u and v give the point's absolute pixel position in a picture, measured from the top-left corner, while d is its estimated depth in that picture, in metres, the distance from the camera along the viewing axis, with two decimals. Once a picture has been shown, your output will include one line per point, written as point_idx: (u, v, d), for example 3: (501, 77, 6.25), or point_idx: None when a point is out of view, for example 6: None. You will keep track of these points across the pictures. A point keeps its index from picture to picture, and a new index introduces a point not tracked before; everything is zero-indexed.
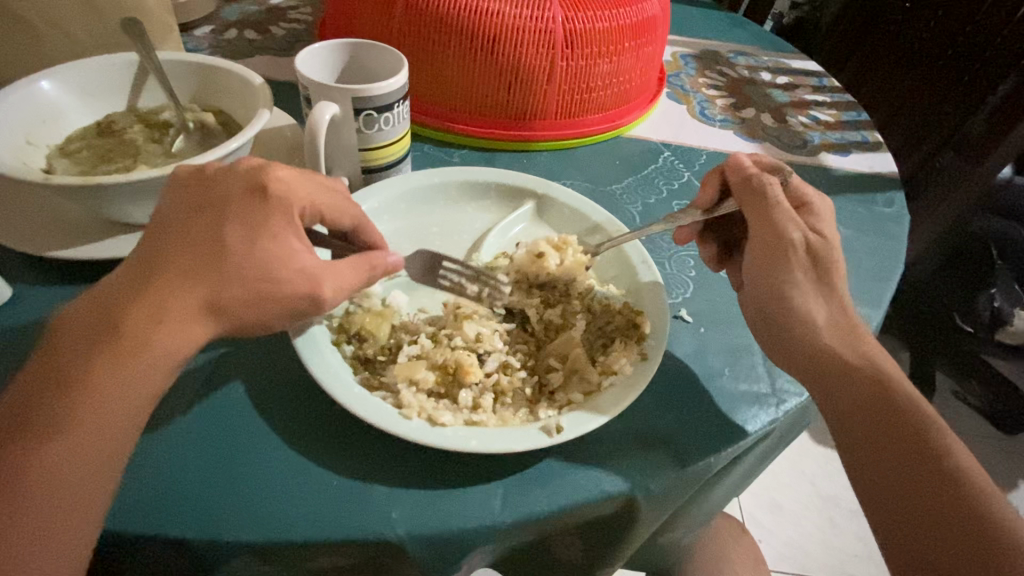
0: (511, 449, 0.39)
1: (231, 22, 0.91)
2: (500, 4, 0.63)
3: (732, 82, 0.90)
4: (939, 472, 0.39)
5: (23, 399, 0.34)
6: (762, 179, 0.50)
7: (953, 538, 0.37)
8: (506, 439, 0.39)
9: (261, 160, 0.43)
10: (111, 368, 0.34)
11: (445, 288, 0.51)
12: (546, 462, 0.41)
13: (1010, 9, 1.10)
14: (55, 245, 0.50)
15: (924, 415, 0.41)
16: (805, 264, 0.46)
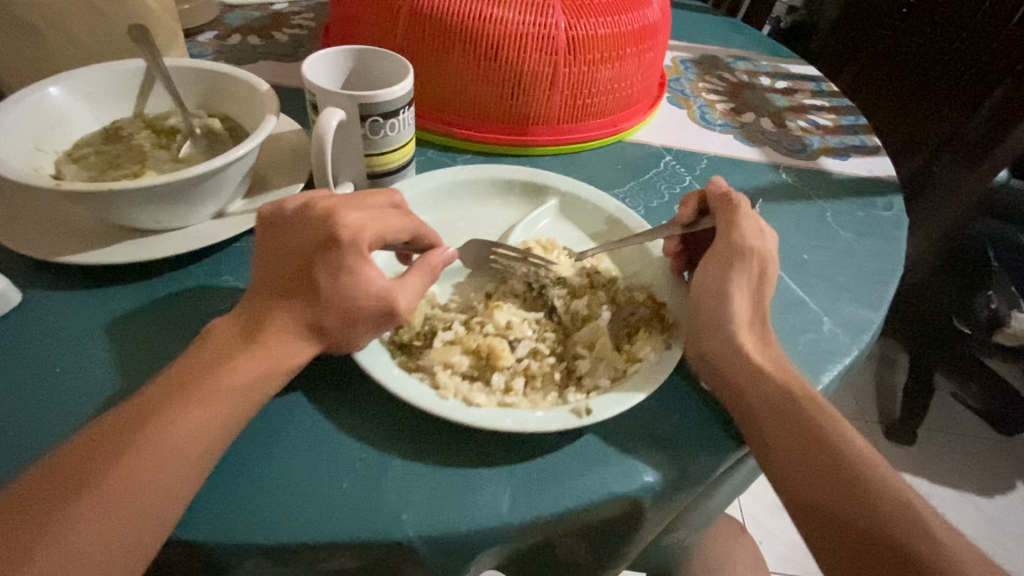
0: (545, 429, 0.40)
1: (234, 28, 0.92)
2: (503, 10, 0.64)
3: (732, 87, 0.91)
4: (861, 481, 0.39)
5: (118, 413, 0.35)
6: (736, 196, 0.53)
7: (884, 548, 0.37)
8: (540, 420, 0.41)
9: (314, 204, 0.45)
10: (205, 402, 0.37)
11: (483, 266, 0.54)
12: (592, 438, 0.43)
13: (1006, 13, 1.12)
14: (63, 250, 0.51)
15: (839, 426, 0.42)
16: (755, 278, 0.49)
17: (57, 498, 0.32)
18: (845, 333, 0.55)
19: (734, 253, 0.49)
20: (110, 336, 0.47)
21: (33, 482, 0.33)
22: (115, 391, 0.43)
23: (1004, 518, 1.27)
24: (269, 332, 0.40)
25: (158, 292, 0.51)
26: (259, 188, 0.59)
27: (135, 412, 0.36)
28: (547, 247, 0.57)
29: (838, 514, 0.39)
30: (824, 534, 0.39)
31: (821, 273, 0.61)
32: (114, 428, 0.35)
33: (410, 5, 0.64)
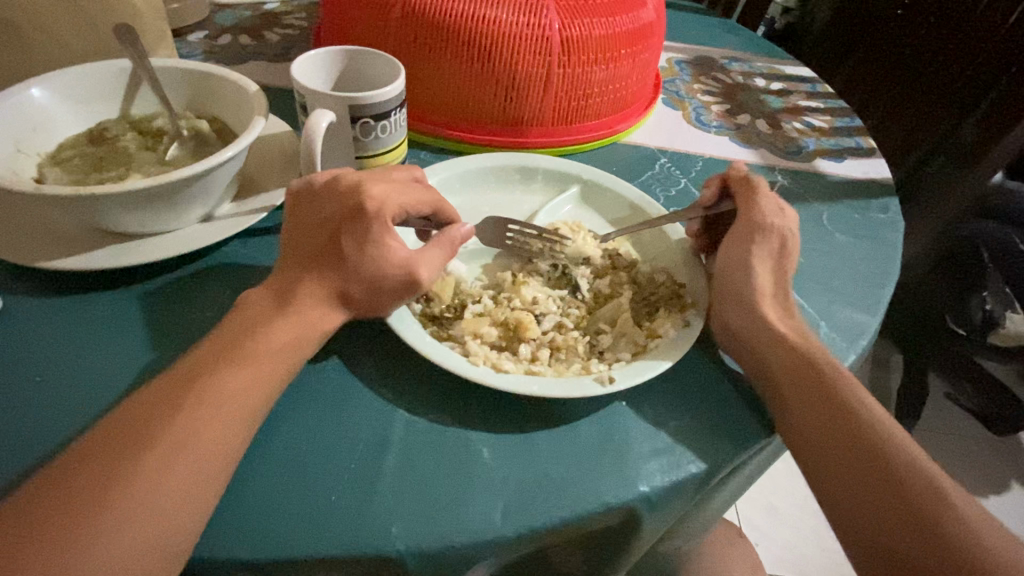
0: (568, 395, 0.42)
1: (225, 27, 0.91)
2: (496, 11, 0.63)
3: (727, 88, 0.91)
4: (902, 481, 0.39)
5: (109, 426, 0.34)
6: (755, 176, 0.55)
7: (929, 551, 0.36)
8: (565, 386, 0.42)
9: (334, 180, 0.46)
10: (189, 420, 0.35)
11: (499, 243, 0.55)
12: (618, 407, 0.45)
13: (1001, 15, 1.12)
14: (46, 255, 0.49)
15: (881, 425, 0.41)
16: (775, 249, 0.52)
17: (68, 512, 0.31)
18: (842, 337, 0.54)
19: (758, 236, 0.52)
20: (93, 343, 0.46)
21: (41, 495, 0.32)
22: (98, 400, 0.42)
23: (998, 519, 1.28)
24: (254, 338, 0.39)
25: (143, 298, 0.50)
26: (249, 191, 0.58)
27: (109, 436, 0.34)
28: (572, 228, 0.58)
29: (873, 510, 0.38)
30: (854, 526, 0.39)
31: (817, 276, 0.61)
32: (92, 453, 0.33)
33: (401, 5, 0.63)
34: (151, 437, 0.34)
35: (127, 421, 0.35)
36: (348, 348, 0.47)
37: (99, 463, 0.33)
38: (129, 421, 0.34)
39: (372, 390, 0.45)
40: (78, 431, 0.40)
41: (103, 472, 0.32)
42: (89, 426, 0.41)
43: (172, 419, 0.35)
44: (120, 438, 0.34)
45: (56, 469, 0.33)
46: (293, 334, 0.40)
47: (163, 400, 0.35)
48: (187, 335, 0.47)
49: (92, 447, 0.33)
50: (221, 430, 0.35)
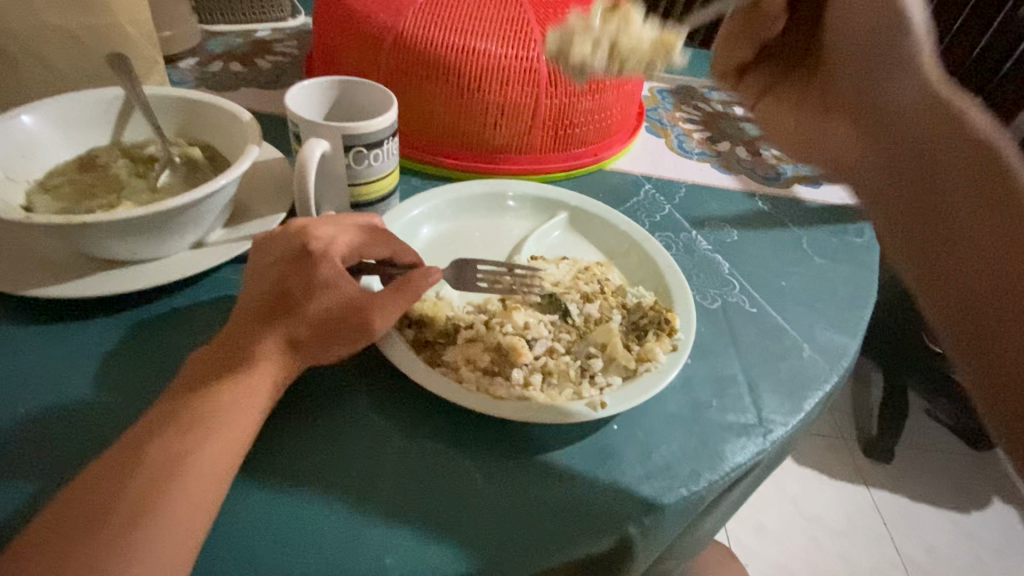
0: (562, 421, 0.42)
1: (216, 54, 0.92)
2: (485, 43, 0.65)
3: (707, 116, 0.94)
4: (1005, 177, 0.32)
5: (101, 466, 0.34)
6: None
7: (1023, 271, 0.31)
8: (558, 412, 0.43)
9: (309, 222, 0.46)
10: (187, 454, 0.35)
11: (464, 285, 0.53)
12: (611, 434, 0.46)
13: None
14: (33, 282, 0.49)
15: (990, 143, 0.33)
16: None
17: (72, 544, 0.31)
18: (825, 359, 0.56)
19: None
20: (78, 373, 0.45)
21: (47, 528, 0.32)
22: (87, 432, 0.42)
23: (967, 538, 1.36)
24: (243, 372, 0.39)
25: (129, 326, 0.49)
26: (241, 217, 0.58)
27: (104, 471, 0.34)
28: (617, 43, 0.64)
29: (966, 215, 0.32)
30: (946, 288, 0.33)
31: (800, 299, 0.62)
32: (83, 495, 0.33)
33: (393, 38, 0.65)
34: (145, 474, 0.34)
35: (120, 458, 0.35)
36: (338, 374, 0.47)
37: (93, 504, 0.33)
38: (124, 457, 0.35)
39: (363, 417, 0.45)
40: (66, 465, 0.39)
41: (93, 517, 0.32)
42: (77, 458, 0.40)
43: (164, 455, 0.35)
44: (113, 475, 0.34)
45: (49, 514, 0.33)
46: (285, 367, 0.40)
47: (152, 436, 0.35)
48: (178, 363, 0.47)
49: (89, 485, 0.34)
50: (214, 463, 0.35)
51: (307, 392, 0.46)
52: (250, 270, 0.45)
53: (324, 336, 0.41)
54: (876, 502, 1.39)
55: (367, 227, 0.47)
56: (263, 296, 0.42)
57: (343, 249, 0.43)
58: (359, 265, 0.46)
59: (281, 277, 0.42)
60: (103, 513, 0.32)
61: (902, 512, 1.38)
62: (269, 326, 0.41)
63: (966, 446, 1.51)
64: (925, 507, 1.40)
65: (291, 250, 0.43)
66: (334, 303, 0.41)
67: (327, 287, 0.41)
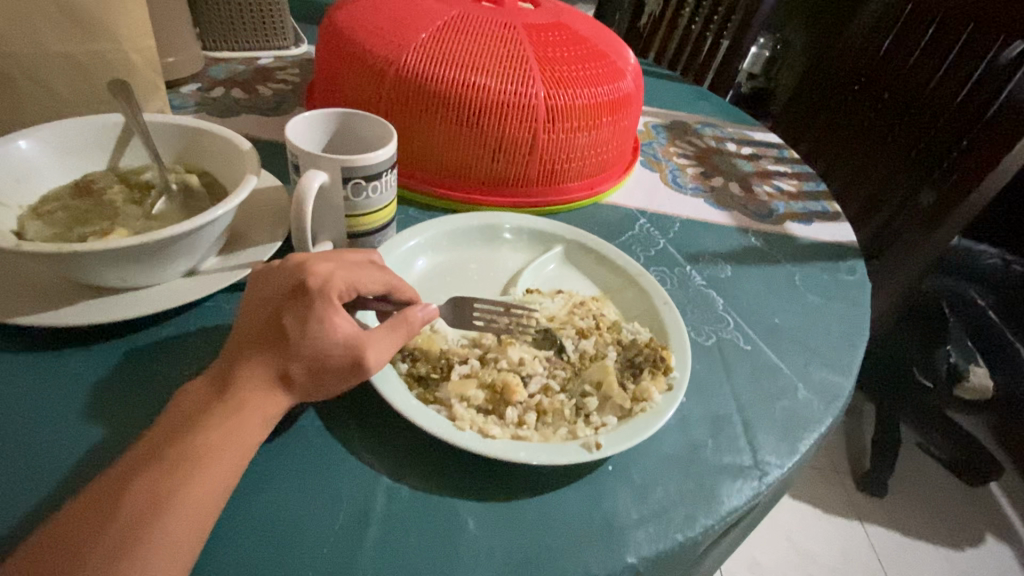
0: (556, 463, 0.42)
1: (218, 80, 0.93)
2: (485, 78, 0.66)
3: (701, 152, 0.96)
4: None
5: (79, 509, 0.33)
6: None
7: None
8: (553, 453, 0.42)
9: (306, 256, 0.45)
10: (168, 496, 0.34)
11: (460, 322, 0.53)
12: (606, 476, 0.45)
13: (951, 92, 1.29)
14: (20, 309, 0.48)
15: None
16: None
17: None
18: (820, 399, 0.55)
19: None
20: (60, 405, 0.44)
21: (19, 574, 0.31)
22: (66, 467, 0.40)
23: None
24: (230, 409, 0.38)
25: (117, 355, 0.49)
26: (236, 245, 0.58)
27: (84, 512, 0.33)
28: None
29: None
30: None
31: (794, 337, 0.62)
32: (63, 537, 0.32)
33: (395, 71, 0.66)
34: (125, 518, 0.33)
35: (101, 499, 0.33)
36: (329, 410, 0.46)
37: (69, 550, 0.31)
38: (104, 497, 0.33)
39: (353, 454, 0.44)
40: (41, 503, 0.38)
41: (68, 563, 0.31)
42: (54, 496, 0.38)
43: (144, 497, 0.33)
44: (93, 517, 0.33)
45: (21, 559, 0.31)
46: (276, 404, 0.40)
47: (136, 477, 0.34)
48: (165, 395, 0.46)
49: (67, 528, 0.32)
50: (198, 504, 0.34)
51: (296, 428, 0.45)
52: (244, 303, 0.44)
53: (316, 373, 0.40)
54: (870, 539, 1.37)
55: (365, 262, 0.46)
56: (254, 330, 0.41)
57: (336, 283, 0.43)
58: (354, 300, 0.46)
59: (274, 312, 0.42)
60: (79, 558, 0.31)
61: (897, 550, 1.36)
62: (259, 362, 0.40)
63: (960, 481, 1.50)
64: (920, 544, 1.38)
65: (286, 284, 0.43)
66: (326, 339, 0.40)
67: (321, 323, 0.40)
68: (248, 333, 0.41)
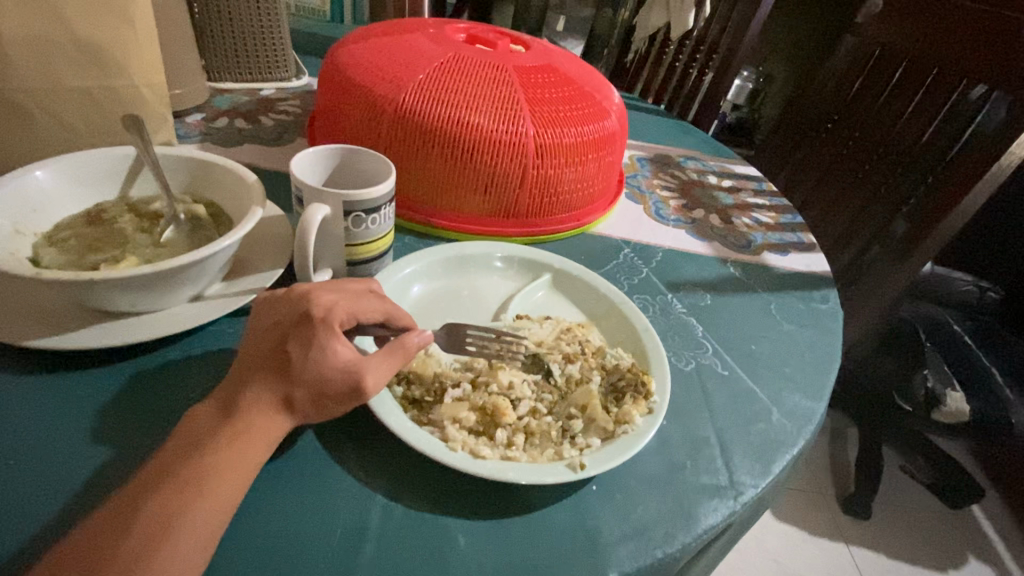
0: (543, 482, 0.44)
1: (221, 110, 0.97)
2: (478, 117, 0.71)
3: (683, 184, 1.01)
4: None
5: (96, 524, 0.35)
6: None
7: None
8: (540, 473, 0.45)
9: (309, 286, 0.48)
10: (178, 512, 0.36)
11: (454, 347, 0.55)
12: (591, 495, 0.47)
13: (915, 134, 1.37)
14: (32, 333, 0.50)
15: None
16: None
17: None
18: (792, 422, 0.59)
19: None
20: (69, 426, 0.46)
21: None
22: (75, 487, 0.42)
23: None
24: (235, 430, 0.40)
25: (125, 378, 0.51)
26: (240, 272, 0.61)
27: (99, 527, 0.35)
28: None
29: None
30: None
31: (769, 364, 0.66)
32: (78, 554, 0.34)
33: (394, 109, 0.70)
34: (137, 533, 0.35)
35: (114, 517, 0.36)
36: (327, 431, 0.49)
37: (85, 562, 0.34)
38: (117, 516, 0.35)
39: (350, 473, 0.46)
40: (52, 522, 0.40)
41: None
42: (63, 513, 0.40)
43: (154, 516, 0.35)
44: (107, 535, 0.35)
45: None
46: (279, 425, 0.42)
47: (151, 494, 0.36)
48: (170, 416, 0.48)
49: (85, 541, 0.35)
50: (205, 523, 0.36)
51: (295, 448, 0.47)
52: (249, 329, 0.47)
53: (317, 397, 0.43)
54: (855, 561, 1.39)
55: (365, 291, 0.49)
56: (259, 356, 0.44)
57: (338, 312, 0.46)
58: (354, 327, 0.49)
59: (279, 338, 0.44)
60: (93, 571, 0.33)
61: (882, 572, 1.38)
62: (264, 386, 0.42)
63: (941, 504, 1.54)
64: (904, 567, 1.40)
65: (290, 312, 0.46)
66: (327, 365, 0.43)
67: (322, 349, 0.43)
68: (253, 358, 0.44)
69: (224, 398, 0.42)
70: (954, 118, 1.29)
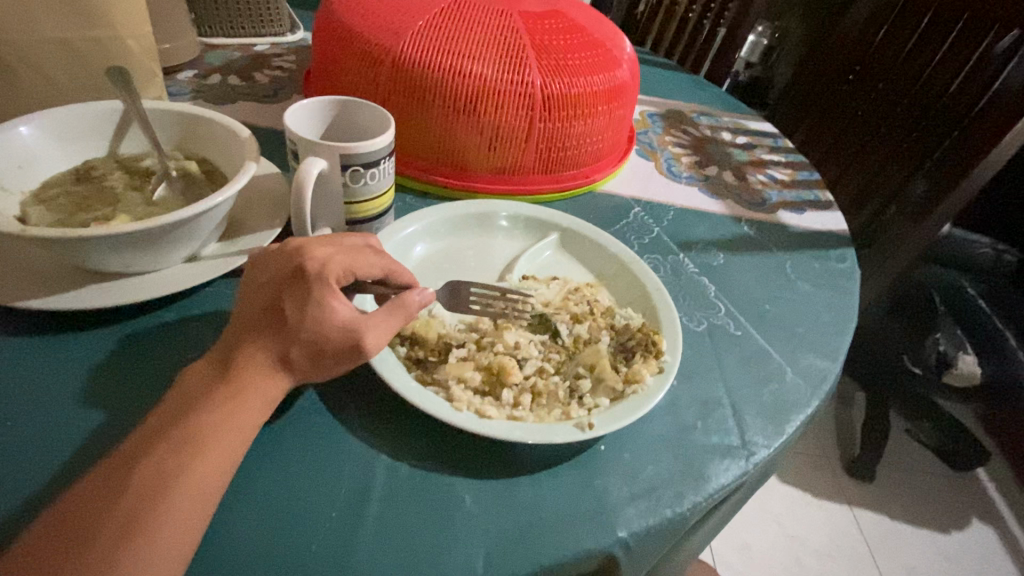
0: (551, 442, 0.43)
1: (213, 67, 0.93)
2: (482, 67, 0.67)
3: (696, 141, 0.97)
4: None
5: (91, 483, 0.35)
6: None
7: None
8: (548, 433, 0.44)
9: (303, 240, 0.46)
10: (173, 471, 0.35)
11: (455, 306, 0.54)
12: (600, 455, 0.47)
13: (941, 86, 1.30)
14: (25, 294, 0.49)
15: None
16: None
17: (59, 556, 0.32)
18: (807, 383, 0.57)
19: None
20: (67, 388, 0.45)
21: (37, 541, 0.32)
22: (72, 448, 0.41)
23: (948, 558, 1.38)
24: (232, 389, 0.39)
25: (122, 339, 0.50)
26: (236, 232, 0.59)
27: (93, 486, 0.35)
28: None
29: None
30: None
31: (784, 324, 0.64)
32: (74, 513, 0.34)
33: (392, 59, 0.67)
34: (132, 491, 0.34)
35: (107, 477, 0.35)
36: (330, 392, 0.48)
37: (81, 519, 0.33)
38: (109, 476, 0.35)
39: (354, 433, 0.45)
40: (51, 482, 0.39)
41: (81, 538, 0.33)
42: (64, 474, 0.40)
43: (150, 474, 0.35)
44: (100, 494, 0.34)
45: (33, 535, 0.33)
46: (277, 385, 0.41)
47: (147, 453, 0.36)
48: (170, 378, 0.47)
49: (80, 499, 0.34)
50: (200, 482, 0.36)
51: (295, 408, 0.46)
52: (243, 287, 0.45)
53: (315, 355, 0.41)
54: (858, 523, 1.40)
55: (362, 246, 0.47)
56: (253, 314, 0.42)
57: (339, 272, 0.44)
58: (351, 283, 0.47)
59: (272, 294, 0.42)
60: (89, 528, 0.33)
61: (884, 533, 1.40)
62: (259, 345, 0.41)
63: (946, 467, 1.54)
64: (906, 528, 1.42)
65: (282, 267, 0.44)
66: (323, 322, 0.41)
67: (318, 306, 0.41)
68: (247, 316, 0.42)
69: (219, 357, 0.41)
70: (984, 71, 1.23)
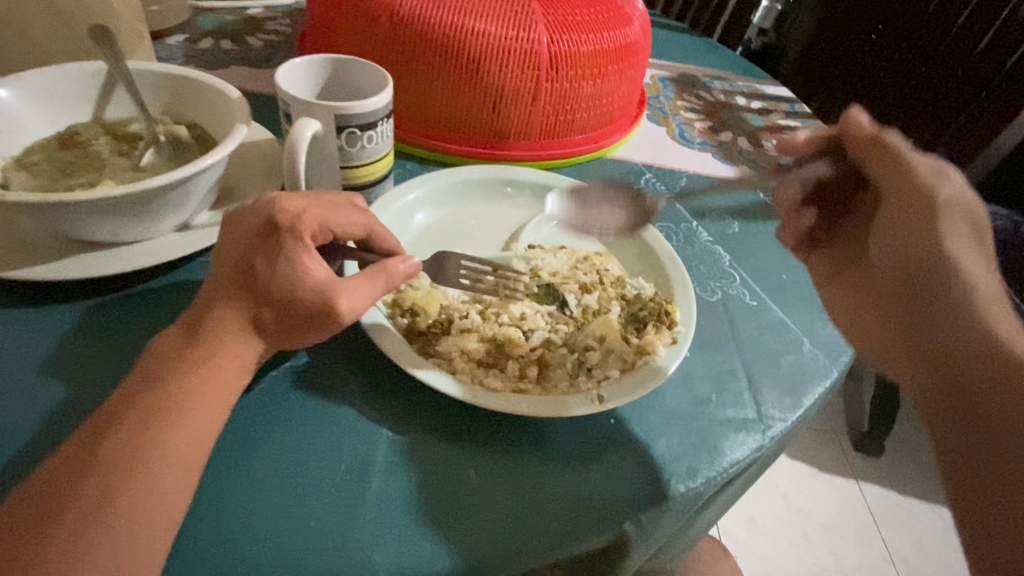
0: (559, 415, 0.41)
1: (205, 30, 0.89)
2: (485, 23, 0.63)
3: (709, 106, 0.93)
4: None
5: (75, 456, 0.33)
6: None
7: None
8: (556, 406, 0.42)
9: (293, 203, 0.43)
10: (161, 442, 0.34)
11: (446, 279, 0.51)
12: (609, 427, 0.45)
13: (970, 45, 1.26)
14: (11, 264, 0.47)
15: None
16: None
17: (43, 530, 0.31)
18: (825, 354, 0.55)
19: None
20: (55, 359, 0.44)
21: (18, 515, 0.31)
22: (63, 421, 0.40)
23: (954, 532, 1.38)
24: (222, 359, 0.37)
25: (112, 310, 0.48)
26: (228, 199, 0.56)
27: (77, 458, 0.33)
28: None
29: None
30: None
31: (802, 294, 0.61)
32: (58, 486, 0.32)
33: (389, 15, 0.63)
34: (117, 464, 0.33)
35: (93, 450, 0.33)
36: (328, 364, 0.46)
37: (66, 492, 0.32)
38: (91, 448, 0.33)
39: (353, 407, 0.43)
40: (41, 455, 0.38)
41: (65, 511, 0.31)
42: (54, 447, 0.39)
43: (136, 445, 0.33)
44: (84, 466, 0.33)
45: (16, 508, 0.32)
46: None
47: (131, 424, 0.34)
48: None
49: (63, 471, 0.33)
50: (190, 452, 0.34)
51: (292, 380, 0.44)
52: (224, 248, 0.43)
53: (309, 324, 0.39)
54: (865, 497, 1.40)
55: (357, 211, 0.45)
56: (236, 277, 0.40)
57: (316, 229, 0.41)
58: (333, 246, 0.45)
59: (254, 256, 0.40)
60: (74, 501, 0.31)
61: (891, 507, 1.39)
62: (249, 313, 0.39)
63: None
64: (913, 502, 1.41)
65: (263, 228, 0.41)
66: (316, 289, 0.39)
67: (311, 272, 0.39)
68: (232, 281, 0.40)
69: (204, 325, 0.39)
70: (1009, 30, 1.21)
